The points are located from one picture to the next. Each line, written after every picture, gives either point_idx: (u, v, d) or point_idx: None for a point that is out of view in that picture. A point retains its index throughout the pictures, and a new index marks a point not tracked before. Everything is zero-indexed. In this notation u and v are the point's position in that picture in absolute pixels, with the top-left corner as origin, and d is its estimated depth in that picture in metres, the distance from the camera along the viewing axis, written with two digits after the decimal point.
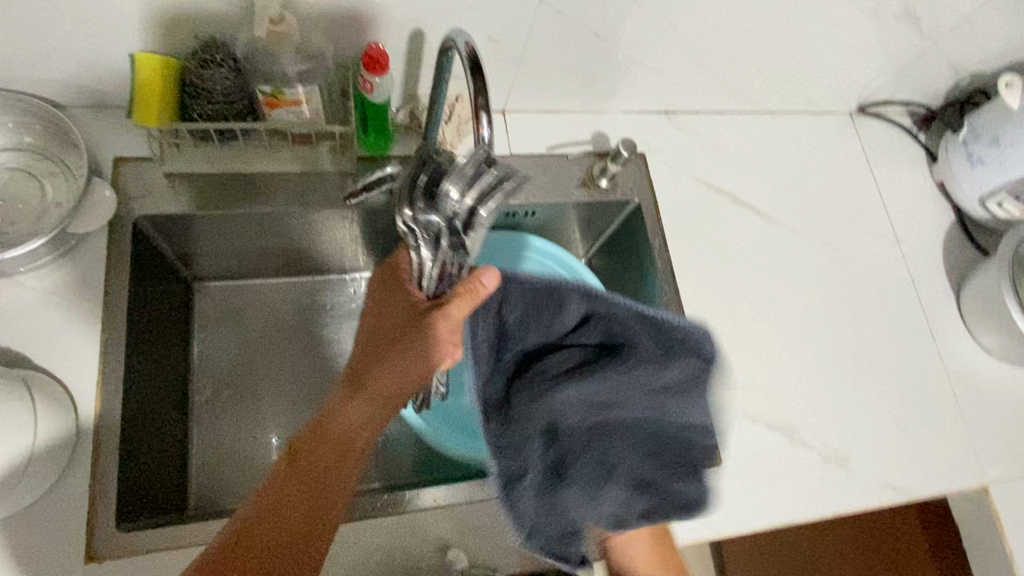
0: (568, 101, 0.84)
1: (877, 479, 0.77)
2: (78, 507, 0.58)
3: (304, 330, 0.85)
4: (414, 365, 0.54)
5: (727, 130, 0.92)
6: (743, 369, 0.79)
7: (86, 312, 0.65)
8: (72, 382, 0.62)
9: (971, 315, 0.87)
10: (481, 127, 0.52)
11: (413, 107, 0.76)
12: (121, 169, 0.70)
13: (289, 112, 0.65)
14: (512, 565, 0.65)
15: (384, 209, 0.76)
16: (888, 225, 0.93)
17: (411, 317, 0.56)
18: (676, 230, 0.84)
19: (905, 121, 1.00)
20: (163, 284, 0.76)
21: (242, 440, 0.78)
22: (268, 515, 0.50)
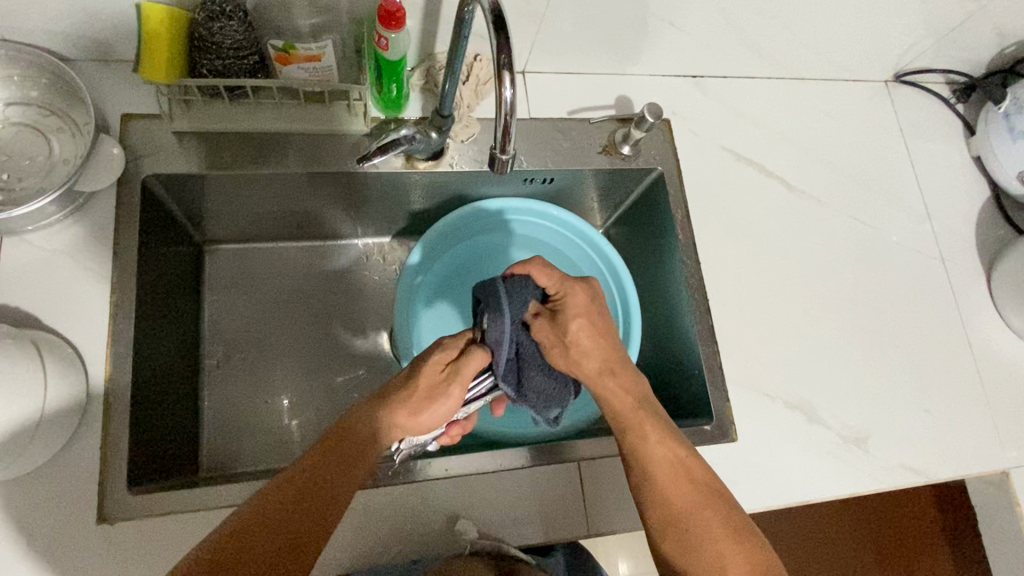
0: (591, 63, 0.80)
1: (896, 461, 0.76)
2: (88, 469, 0.58)
3: (319, 296, 0.84)
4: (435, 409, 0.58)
5: (757, 96, 0.88)
6: (763, 345, 0.78)
7: (95, 273, 0.64)
8: (81, 343, 0.61)
9: (1002, 295, 0.84)
10: (504, 87, 0.49)
11: (429, 66, 0.73)
12: (128, 126, 0.67)
13: (302, 68, 0.63)
14: (521, 537, 0.64)
15: (398, 172, 0.74)
16: (920, 200, 0.90)
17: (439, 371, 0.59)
18: (699, 201, 0.82)
19: (944, 91, 0.95)
20: (173, 245, 0.75)
21: (255, 404, 0.77)
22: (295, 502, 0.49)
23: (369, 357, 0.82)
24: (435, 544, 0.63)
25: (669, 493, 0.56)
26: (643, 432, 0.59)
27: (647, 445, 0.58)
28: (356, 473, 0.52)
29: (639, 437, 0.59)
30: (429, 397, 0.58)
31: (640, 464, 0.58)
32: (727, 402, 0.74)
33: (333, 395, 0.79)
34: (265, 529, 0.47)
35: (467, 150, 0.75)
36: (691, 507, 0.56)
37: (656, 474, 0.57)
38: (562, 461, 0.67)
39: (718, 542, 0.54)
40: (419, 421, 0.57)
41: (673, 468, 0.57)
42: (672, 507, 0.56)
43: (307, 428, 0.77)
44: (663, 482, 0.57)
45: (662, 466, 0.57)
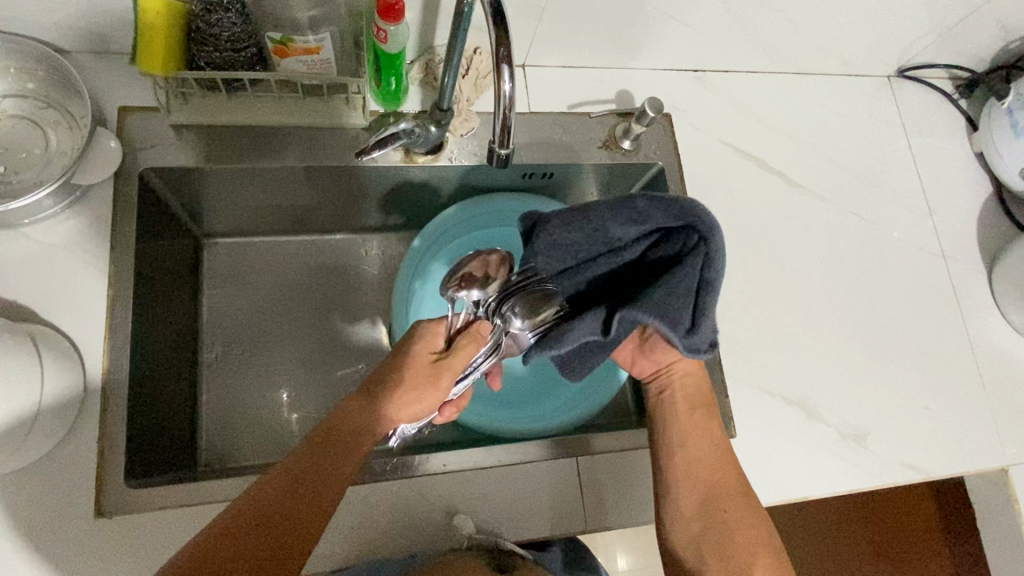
0: (591, 57, 0.80)
1: (895, 458, 0.76)
2: (86, 463, 0.58)
3: (316, 291, 0.84)
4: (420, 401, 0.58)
5: (758, 91, 0.88)
6: (763, 341, 0.77)
7: (92, 266, 0.63)
8: (78, 337, 0.61)
9: (1003, 292, 0.83)
10: (503, 80, 0.49)
11: (428, 59, 0.73)
12: (126, 119, 0.67)
13: (300, 61, 0.62)
14: (518, 533, 0.64)
15: (397, 166, 0.74)
16: (922, 197, 0.89)
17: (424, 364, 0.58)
18: (699, 197, 0.81)
19: (947, 86, 0.95)
20: (170, 239, 0.75)
21: (253, 398, 0.77)
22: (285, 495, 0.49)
23: (367, 352, 0.82)
24: (433, 539, 0.63)
25: (715, 478, 0.63)
26: (704, 417, 0.66)
27: (702, 429, 0.65)
28: (344, 471, 0.52)
29: (702, 422, 0.65)
30: (414, 391, 0.57)
31: (690, 448, 0.64)
32: (726, 398, 0.74)
33: (331, 390, 0.79)
34: (245, 526, 0.47)
35: (467, 144, 0.75)
36: (729, 494, 0.63)
37: (704, 459, 0.64)
38: (560, 456, 0.67)
39: (748, 532, 0.61)
40: (403, 414, 0.57)
41: (721, 455, 0.65)
42: (715, 491, 0.63)
43: (305, 423, 0.77)
44: (709, 469, 0.64)
45: (712, 451, 0.64)
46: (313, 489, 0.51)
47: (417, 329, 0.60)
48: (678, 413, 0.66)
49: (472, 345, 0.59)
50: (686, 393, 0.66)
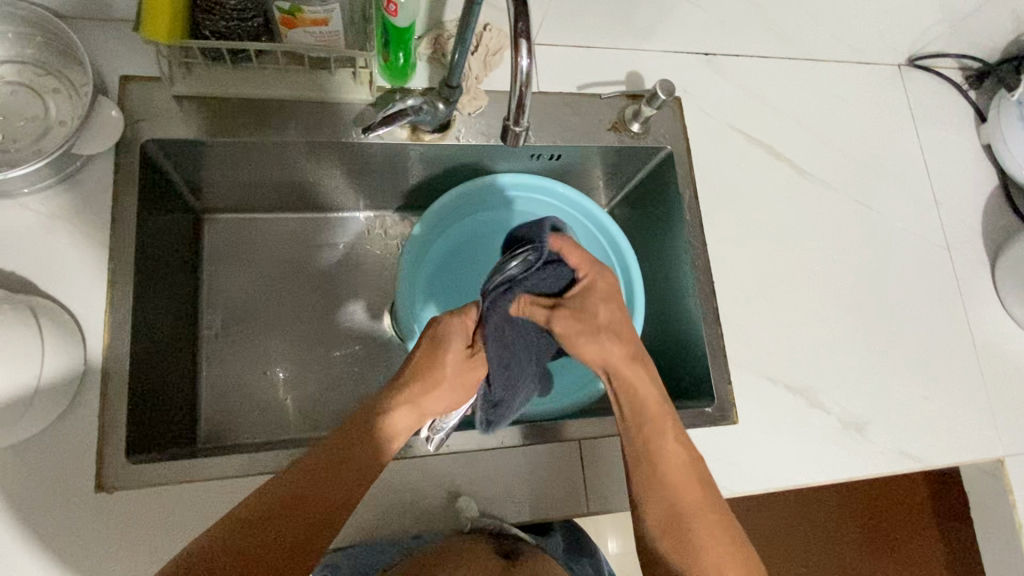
0: (602, 37, 0.78)
1: (894, 447, 0.76)
2: (87, 437, 0.57)
3: (316, 268, 0.83)
4: (460, 394, 0.61)
5: (769, 76, 0.87)
6: (767, 328, 0.77)
7: (92, 238, 0.62)
8: (78, 311, 0.60)
9: (1006, 285, 0.83)
10: (521, 55, 0.48)
11: (437, 35, 0.71)
12: (127, 88, 0.66)
13: (308, 32, 0.61)
14: (521, 515, 0.64)
15: (402, 143, 0.72)
16: (929, 188, 0.89)
17: (461, 360, 0.60)
18: (707, 182, 0.80)
19: (957, 76, 0.94)
20: (171, 212, 0.73)
21: (254, 376, 0.77)
22: (315, 484, 0.52)
23: (368, 331, 0.82)
24: (435, 520, 0.63)
25: (681, 499, 0.60)
26: (659, 431, 0.61)
27: (660, 441, 0.61)
28: (374, 464, 0.54)
29: (657, 434, 0.61)
30: (455, 381, 0.60)
31: (653, 463, 0.60)
32: (729, 385, 0.74)
33: (331, 369, 0.79)
34: (279, 515, 0.50)
35: (474, 123, 0.74)
36: (697, 511, 0.60)
37: (670, 478, 0.60)
38: (563, 439, 0.67)
39: (714, 537, 0.60)
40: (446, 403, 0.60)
41: (683, 469, 0.61)
42: (679, 512, 0.60)
43: (306, 401, 0.77)
44: (676, 489, 0.60)
45: (674, 466, 0.61)
46: (344, 480, 0.52)
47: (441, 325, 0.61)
48: (634, 424, 0.62)
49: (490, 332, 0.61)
50: (647, 396, 0.62)
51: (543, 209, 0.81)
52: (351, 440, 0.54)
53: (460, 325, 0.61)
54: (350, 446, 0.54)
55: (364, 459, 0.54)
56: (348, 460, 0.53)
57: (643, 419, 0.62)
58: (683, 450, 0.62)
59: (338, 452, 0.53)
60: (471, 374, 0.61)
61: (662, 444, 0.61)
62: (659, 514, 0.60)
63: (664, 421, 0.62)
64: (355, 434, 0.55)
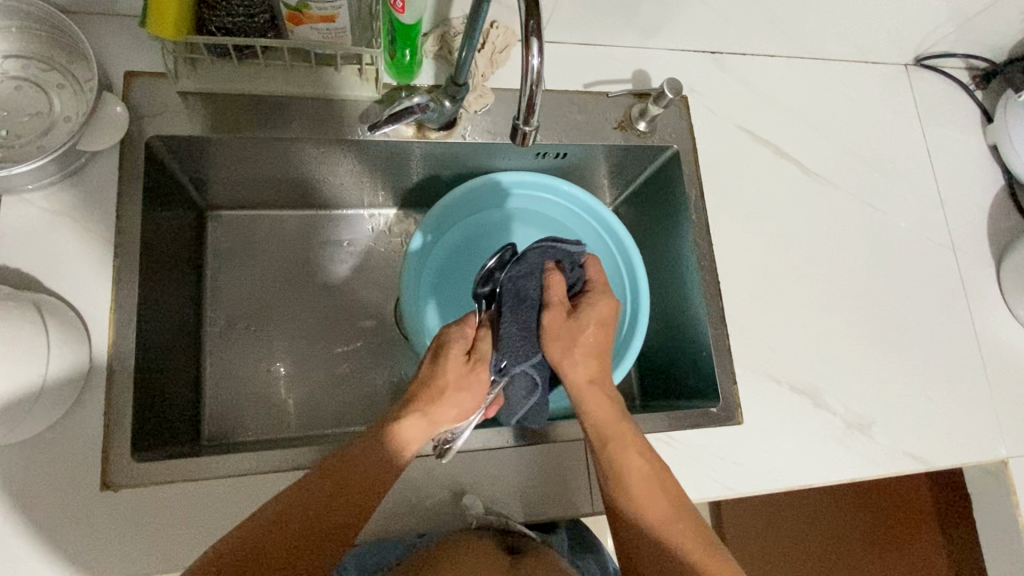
0: (609, 35, 0.78)
1: (898, 448, 0.76)
2: (92, 435, 0.57)
3: (320, 266, 0.83)
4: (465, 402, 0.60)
5: (776, 76, 0.86)
6: (772, 328, 0.77)
7: (97, 235, 0.62)
8: (82, 307, 0.60)
9: (1011, 286, 0.83)
10: (531, 55, 0.48)
11: (443, 32, 0.71)
12: (132, 84, 0.65)
13: (315, 28, 0.60)
14: (526, 514, 0.64)
15: (408, 141, 0.72)
16: (935, 189, 0.89)
17: (462, 368, 0.60)
18: (713, 181, 0.80)
19: (964, 76, 0.93)
20: (175, 209, 0.73)
21: (257, 373, 0.77)
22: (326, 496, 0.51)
23: (372, 329, 0.82)
24: (440, 519, 0.63)
25: (648, 511, 0.58)
26: (622, 444, 0.60)
27: (620, 454, 0.59)
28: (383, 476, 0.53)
29: (618, 447, 0.59)
30: (459, 389, 0.60)
31: (617, 477, 0.59)
32: (734, 385, 0.74)
33: (335, 367, 0.79)
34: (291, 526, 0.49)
35: (480, 121, 0.73)
36: (667, 521, 0.58)
37: (634, 492, 0.58)
38: (569, 439, 0.67)
39: (689, 545, 0.57)
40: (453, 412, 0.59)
41: (649, 480, 0.59)
42: (648, 526, 0.57)
43: (309, 398, 0.77)
44: (642, 501, 0.58)
45: (639, 477, 0.59)
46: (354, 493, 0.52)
47: (446, 332, 0.62)
48: (597, 439, 0.60)
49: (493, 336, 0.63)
50: (608, 410, 0.61)
51: (547, 207, 0.81)
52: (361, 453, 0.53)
53: (461, 334, 0.62)
54: (354, 469, 0.52)
55: (374, 471, 0.53)
56: (357, 472, 0.52)
57: (604, 433, 0.60)
58: (650, 463, 0.60)
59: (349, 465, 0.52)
60: (471, 381, 0.60)
61: (624, 456, 0.59)
62: (630, 527, 0.58)
63: (625, 433, 0.60)
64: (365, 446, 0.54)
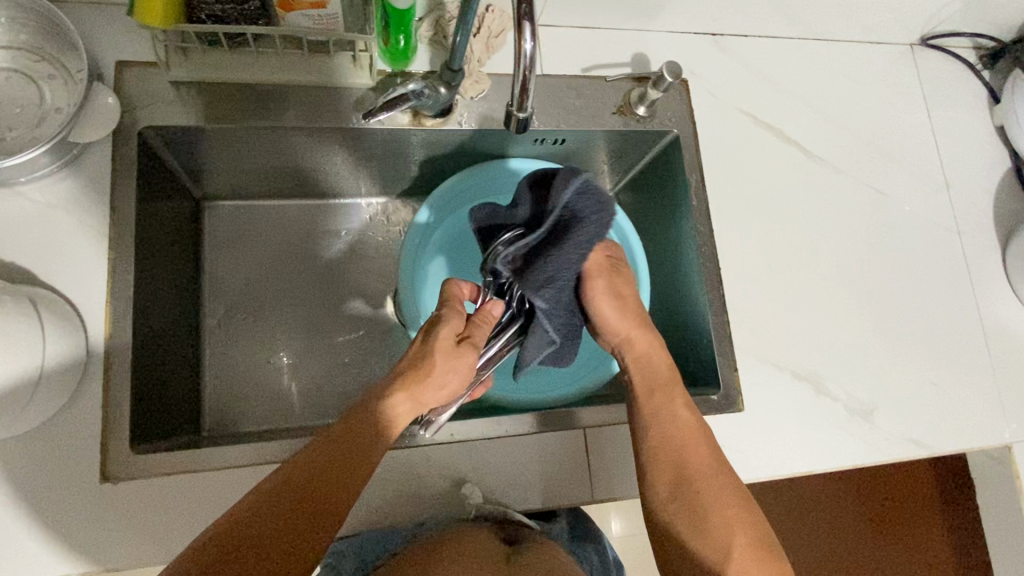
0: (606, 18, 0.77)
1: (900, 434, 0.76)
2: (91, 426, 0.57)
3: (318, 256, 0.82)
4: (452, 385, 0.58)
5: (778, 59, 0.85)
6: (774, 314, 0.76)
7: (90, 227, 0.62)
8: (78, 300, 0.60)
9: (1016, 270, 0.82)
10: (524, 39, 0.47)
11: (438, 17, 0.70)
12: (124, 74, 0.64)
13: (307, 15, 0.59)
14: (525, 503, 0.64)
15: (404, 129, 0.71)
16: (939, 170, 0.87)
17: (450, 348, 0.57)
18: (714, 166, 0.79)
19: (970, 56, 0.91)
20: (171, 200, 0.73)
21: (257, 364, 0.77)
22: (313, 473, 0.50)
23: (371, 319, 0.81)
24: (439, 507, 0.63)
25: (689, 460, 0.59)
26: (669, 397, 0.63)
27: (671, 408, 0.62)
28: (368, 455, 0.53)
29: (668, 401, 0.63)
30: (450, 370, 0.57)
31: (663, 425, 0.61)
32: (735, 372, 0.73)
33: (336, 356, 0.79)
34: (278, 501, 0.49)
35: (476, 107, 0.72)
36: (708, 475, 0.59)
37: (681, 444, 0.60)
38: (568, 428, 0.66)
39: (727, 500, 0.57)
40: (442, 392, 0.57)
41: (693, 432, 0.61)
42: (689, 477, 0.59)
43: (311, 388, 0.77)
44: (684, 455, 0.60)
45: (684, 427, 0.61)
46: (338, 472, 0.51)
47: (439, 313, 0.60)
48: (643, 394, 0.64)
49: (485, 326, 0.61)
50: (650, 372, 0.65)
51: None
52: (348, 432, 0.53)
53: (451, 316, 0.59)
54: (346, 444, 0.52)
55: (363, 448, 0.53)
56: (343, 453, 0.52)
57: (651, 389, 0.64)
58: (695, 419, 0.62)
59: (335, 442, 0.52)
60: (456, 365, 0.57)
61: (670, 410, 0.62)
62: (667, 480, 0.59)
63: (673, 391, 0.63)
64: (352, 427, 0.54)
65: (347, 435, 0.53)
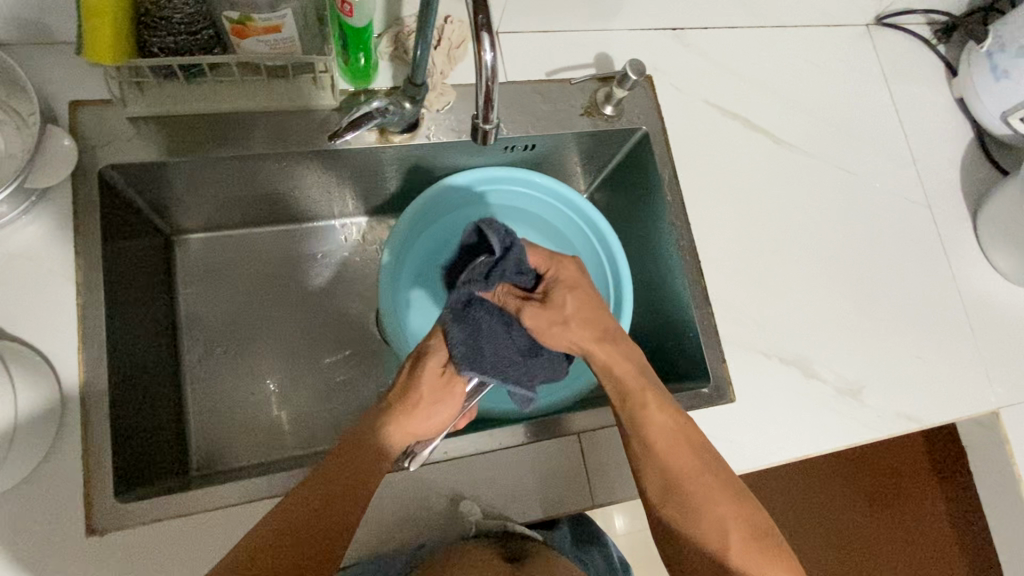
0: (565, 21, 0.77)
1: (891, 410, 0.76)
2: (73, 479, 0.56)
3: (295, 281, 0.81)
4: (438, 416, 0.59)
5: (738, 48, 0.85)
6: (757, 302, 0.77)
7: (56, 274, 0.60)
8: (49, 350, 0.58)
9: (989, 239, 0.83)
10: (483, 49, 0.46)
11: (396, 32, 0.69)
12: (79, 114, 0.63)
13: (261, 41, 0.58)
14: (526, 514, 0.64)
15: (372, 147, 0.70)
16: (905, 146, 0.88)
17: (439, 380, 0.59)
18: (685, 159, 0.79)
19: (925, 32, 0.93)
20: (138, 238, 0.71)
21: (242, 397, 0.75)
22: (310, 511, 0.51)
23: (355, 340, 0.80)
24: (440, 527, 0.62)
25: (673, 466, 0.58)
26: (641, 402, 0.59)
27: (645, 414, 0.59)
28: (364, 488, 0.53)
29: (641, 405, 0.59)
30: (434, 401, 0.59)
31: (641, 435, 0.58)
32: (723, 363, 0.73)
33: (323, 381, 0.78)
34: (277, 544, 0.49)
35: (443, 120, 0.72)
36: (694, 478, 0.57)
37: (663, 450, 0.58)
38: (562, 435, 0.66)
39: (718, 500, 0.57)
40: (429, 422, 0.59)
41: (671, 433, 0.59)
42: (675, 483, 0.57)
43: (300, 416, 0.75)
44: (670, 461, 0.58)
45: (662, 431, 0.58)
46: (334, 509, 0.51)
47: (427, 344, 0.61)
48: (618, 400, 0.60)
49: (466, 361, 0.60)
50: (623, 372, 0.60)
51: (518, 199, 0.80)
52: (341, 466, 0.53)
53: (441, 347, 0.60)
54: (340, 479, 0.52)
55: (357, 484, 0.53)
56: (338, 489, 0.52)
57: (624, 395, 0.60)
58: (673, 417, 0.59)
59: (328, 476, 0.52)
60: (438, 398, 0.59)
61: (646, 416, 0.59)
62: (656, 488, 0.58)
63: (646, 391, 0.60)
64: (345, 459, 0.54)
65: (342, 466, 0.53)
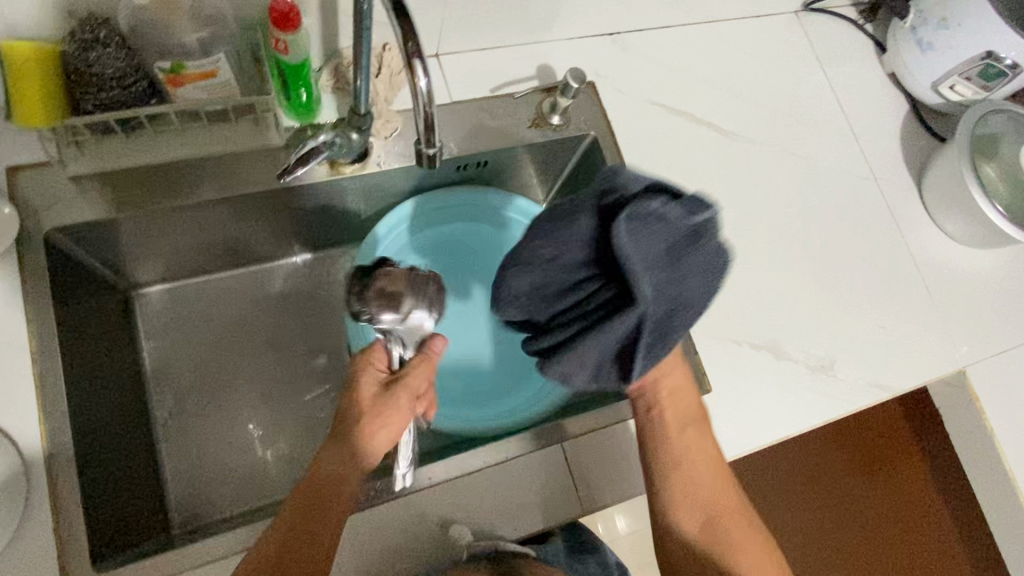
0: (504, 37, 0.78)
1: (863, 381, 0.78)
2: (46, 553, 0.54)
3: (261, 323, 0.80)
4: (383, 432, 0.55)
5: (676, 46, 0.88)
6: (722, 291, 0.78)
7: (8, 344, 0.58)
8: (8, 423, 0.56)
9: (936, 206, 0.86)
10: (417, 75, 0.47)
11: (336, 64, 0.69)
12: (16, 180, 0.61)
13: (198, 88, 0.58)
14: (518, 530, 0.63)
15: (324, 181, 0.70)
16: (846, 124, 0.91)
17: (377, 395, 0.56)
18: (636, 160, 0.81)
19: (852, 13, 0.96)
20: (92, 298, 0.69)
21: (219, 447, 0.74)
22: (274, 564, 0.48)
23: (329, 376, 0.79)
24: (432, 555, 0.61)
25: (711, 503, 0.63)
26: (688, 444, 0.64)
27: (692, 455, 0.64)
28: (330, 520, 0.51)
29: (688, 448, 0.64)
30: (374, 415, 0.55)
31: (685, 475, 0.63)
32: (697, 355, 0.74)
33: (299, 423, 0.76)
34: None
35: (393, 146, 0.72)
36: (728, 516, 0.63)
37: (703, 490, 0.63)
38: (545, 446, 0.66)
39: (748, 538, 0.62)
40: (377, 439, 0.54)
41: (712, 473, 0.64)
42: (713, 520, 0.63)
43: (280, 459, 0.74)
44: (709, 499, 0.63)
45: (705, 470, 0.64)
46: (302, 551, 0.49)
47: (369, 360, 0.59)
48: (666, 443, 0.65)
49: (427, 367, 0.59)
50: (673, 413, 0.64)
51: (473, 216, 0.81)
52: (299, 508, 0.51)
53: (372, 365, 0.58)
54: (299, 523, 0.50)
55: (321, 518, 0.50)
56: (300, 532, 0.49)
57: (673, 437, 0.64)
58: (713, 461, 0.65)
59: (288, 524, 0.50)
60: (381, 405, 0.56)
61: (692, 457, 0.64)
62: (697, 524, 0.63)
63: (693, 434, 0.64)
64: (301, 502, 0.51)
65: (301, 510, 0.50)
